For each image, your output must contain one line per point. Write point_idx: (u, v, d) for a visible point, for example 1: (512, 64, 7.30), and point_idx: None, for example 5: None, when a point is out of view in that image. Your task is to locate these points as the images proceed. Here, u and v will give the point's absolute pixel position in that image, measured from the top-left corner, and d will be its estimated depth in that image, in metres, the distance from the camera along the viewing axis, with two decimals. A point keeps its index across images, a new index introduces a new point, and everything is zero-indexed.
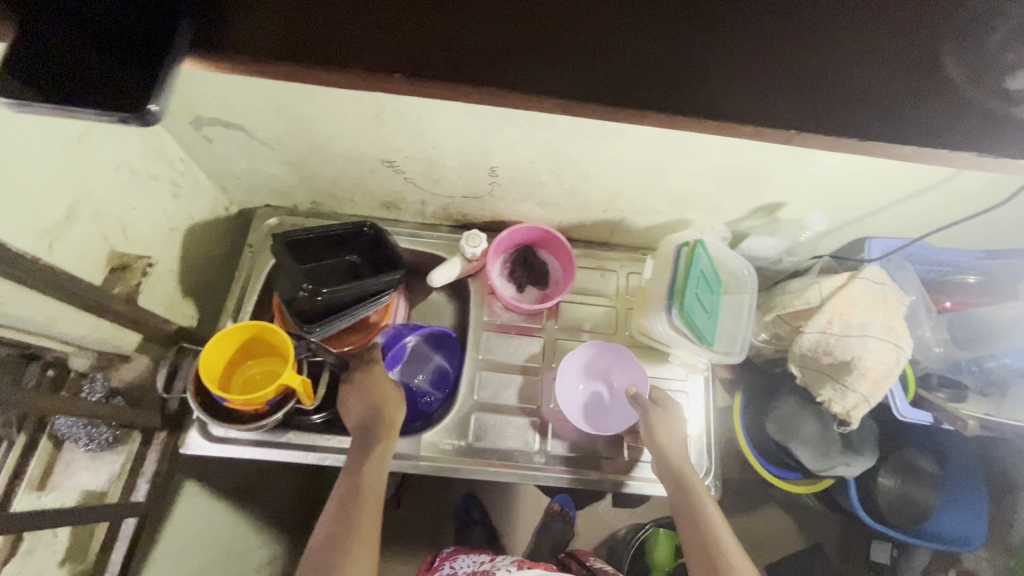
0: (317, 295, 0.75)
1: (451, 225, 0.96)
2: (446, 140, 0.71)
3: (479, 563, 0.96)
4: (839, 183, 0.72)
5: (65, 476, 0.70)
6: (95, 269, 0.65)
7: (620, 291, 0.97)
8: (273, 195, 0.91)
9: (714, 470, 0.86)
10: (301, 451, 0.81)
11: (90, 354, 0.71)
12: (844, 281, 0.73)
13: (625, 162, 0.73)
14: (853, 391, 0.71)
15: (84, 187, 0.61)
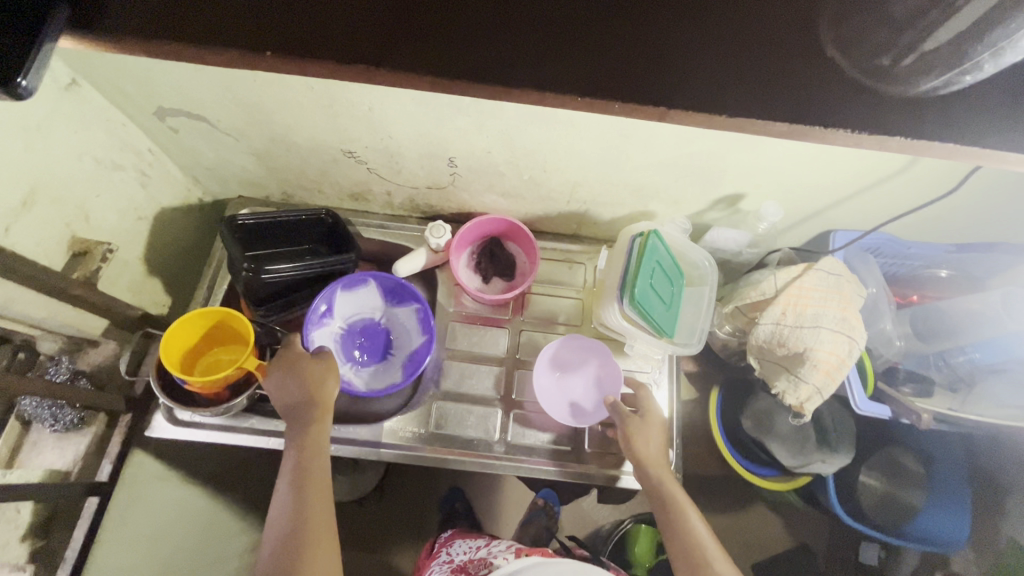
0: (255, 273, 0.78)
1: (420, 216, 0.97)
2: (401, 130, 0.73)
3: (475, 549, 0.94)
4: (795, 172, 0.72)
5: (31, 455, 0.73)
6: (55, 254, 0.67)
7: (588, 283, 0.97)
8: (245, 186, 0.93)
9: (677, 462, 0.86)
10: (263, 436, 0.82)
11: (58, 339, 0.74)
12: (800, 272, 0.73)
13: (579, 152, 0.74)
14: (806, 382, 0.70)
15: (42, 175, 0.63)
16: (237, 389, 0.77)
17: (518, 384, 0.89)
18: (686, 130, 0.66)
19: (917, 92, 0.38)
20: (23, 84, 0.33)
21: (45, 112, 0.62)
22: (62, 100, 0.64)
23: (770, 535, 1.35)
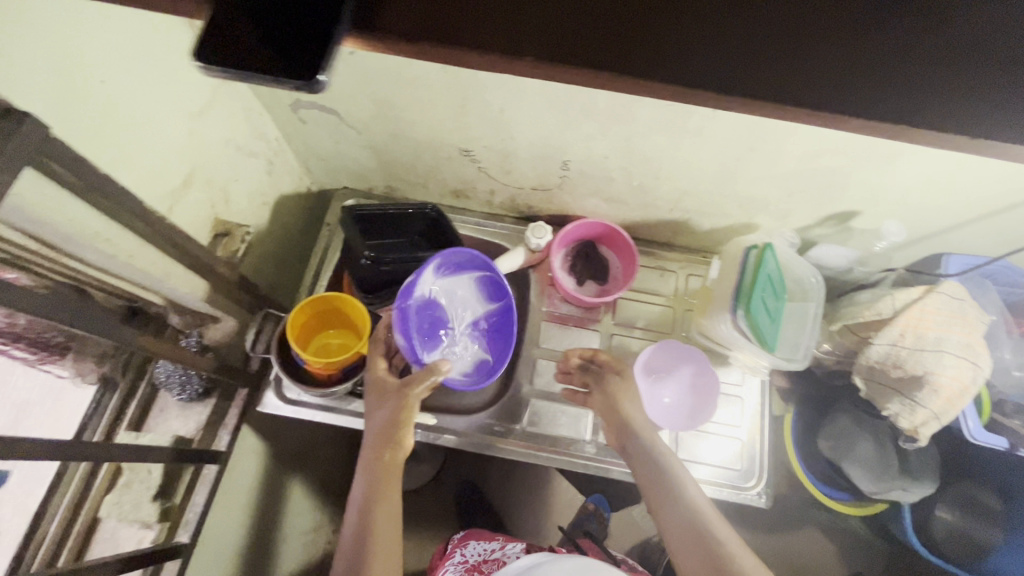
0: (376, 261, 0.83)
1: (516, 216, 0.99)
2: (524, 132, 0.74)
3: (490, 551, 0.93)
4: (921, 193, 0.71)
5: (158, 421, 0.79)
6: (202, 234, 0.71)
7: (678, 292, 0.97)
8: (352, 177, 0.96)
9: (767, 475, 0.86)
10: (366, 420, 0.84)
11: (184, 313, 0.78)
12: (920, 294, 0.71)
13: (698, 162, 0.74)
14: (923, 407, 0.69)
15: (198, 159, 0.67)
16: (351, 373, 0.81)
17: None
18: (817, 144, 0.66)
19: None
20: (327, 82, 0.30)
21: (205, 99, 0.66)
22: (218, 91, 0.68)
23: (824, 557, 1.33)
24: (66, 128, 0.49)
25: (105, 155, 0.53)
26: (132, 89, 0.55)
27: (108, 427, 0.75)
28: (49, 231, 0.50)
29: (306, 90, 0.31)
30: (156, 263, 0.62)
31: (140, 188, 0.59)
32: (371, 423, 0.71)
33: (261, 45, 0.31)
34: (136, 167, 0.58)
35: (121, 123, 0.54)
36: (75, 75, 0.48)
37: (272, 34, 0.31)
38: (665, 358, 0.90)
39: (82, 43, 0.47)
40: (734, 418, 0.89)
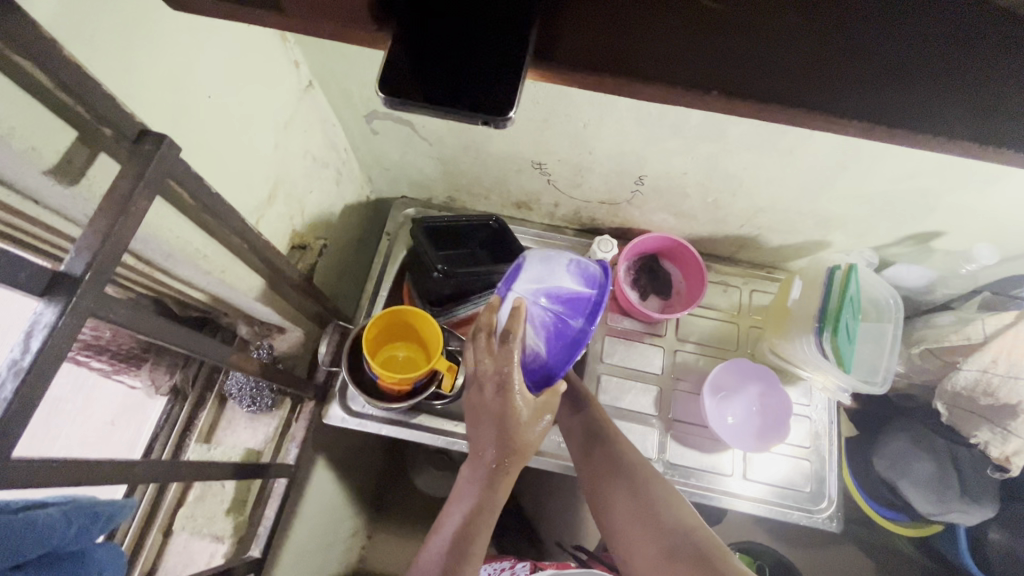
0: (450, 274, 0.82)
1: (576, 228, 0.98)
2: (604, 147, 0.73)
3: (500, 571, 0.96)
4: (1015, 217, 0.69)
5: (227, 433, 0.78)
6: (281, 245, 0.71)
7: (741, 308, 0.95)
8: (413, 187, 0.95)
9: (838, 499, 0.84)
10: (432, 433, 0.84)
11: (251, 322, 0.77)
12: (1012, 319, 0.69)
13: (782, 180, 0.73)
14: (1017, 436, 0.68)
15: (281, 171, 0.67)
16: (422, 387, 0.80)
17: (673, 403, 0.89)
18: (914, 166, 0.64)
19: None
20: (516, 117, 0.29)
21: (290, 110, 0.65)
22: (301, 101, 0.67)
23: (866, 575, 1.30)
24: (182, 143, 0.48)
25: (209, 169, 0.53)
26: (234, 102, 0.54)
27: (177, 440, 0.74)
28: (154, 247, 0.49)
29: (492, 125, 0.30)
30: (244, 278, 0.62)
31: (235, 202, 0.58)
32: (489, 439, 0.66)
33: (424, 80, 0.31)
34: (232, 180, 0.57)
35: (224, 137, 0.54)
36: (191, 89, 0.47)
37: (440, 63, 0.30)
38: (734, 379, 0.88)
39: (197, 57, 0.47)
40: (803, 439, 0.87)
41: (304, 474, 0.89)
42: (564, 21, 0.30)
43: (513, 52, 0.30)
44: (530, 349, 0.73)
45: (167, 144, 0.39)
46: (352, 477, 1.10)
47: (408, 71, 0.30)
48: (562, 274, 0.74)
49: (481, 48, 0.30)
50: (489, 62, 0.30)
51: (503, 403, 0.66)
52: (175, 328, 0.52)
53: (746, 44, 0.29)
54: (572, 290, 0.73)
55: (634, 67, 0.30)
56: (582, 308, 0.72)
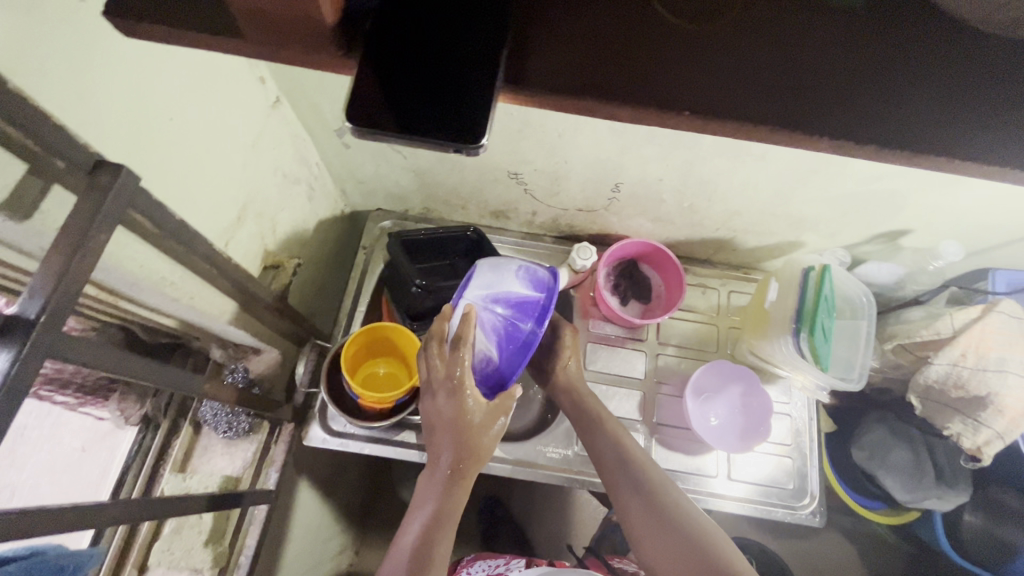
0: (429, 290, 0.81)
1: (555, 235, 0.98)
2: (580, 156, 0.73)
3: (494, 567, 0.97)
4: (977, 215, 0.71)
5: (202, 461, 0.75)
6: (253, 266, 0.69)
7: (720, 309, 0.96)
8: (388, 199, 0.94)
9: (819, 495, 0.86)
10: (416, 450, 0.82)
11: (225, 346, 0.74)
12: (978, 314, 0.71)
13: (755, 184, 0.73)
14: (987, 427, 0.70)
15: (251, 191, 0.65)
16: (404, 404, 0.79)
17: (657, 407, 0.90)
18: (881, 168, 0.66)
19: None
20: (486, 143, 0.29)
21: (257, 128, 0.64)
22: (269, 118, 0.65)
23: (844, 562, 1.33)
24: (143, 170, 0.46)
25: (173, 194, 0.51)
26: (199, 124, 0.52)
27: (150, 472, 0.71)
28: (117, 278, 0.47)
29: (463, 154, 0.29)
30: (215, 302, 0.60)
31: (200, 224, 0.56)
32: (445, 445, 0.66)
33: (393, 107, 0.30)
34: (198, 204, 0.55)
35: (188, 161, 0.52)
36: (150, 114, 0.46)
37: (411, 90, 0.30)
38: (716, 379, 0.89)
39: (156, 80, 0.45)
40: (784, 438, 0.88)
41: (285, 496, 0.87)
42: (535, 50, 0.30)
43: (487, 81, 0.30)
44: (481, 354, 0.70)
45: (126, 174, 0.37)
46: (336, 495, 1.07)
47: (375, 103, 0.30)
48: (511, 278, 0.73)
49: (454, 78, 0.30)
50: (459, 89, 0.30)
51: (457, 408, 0.66)
52: (139, 360, 0.49)
53: (707, 75, 0.30)
54: (520, 293, 0.72)
55: (607, 90, 0.29)
56: (531, 312, 0.71)
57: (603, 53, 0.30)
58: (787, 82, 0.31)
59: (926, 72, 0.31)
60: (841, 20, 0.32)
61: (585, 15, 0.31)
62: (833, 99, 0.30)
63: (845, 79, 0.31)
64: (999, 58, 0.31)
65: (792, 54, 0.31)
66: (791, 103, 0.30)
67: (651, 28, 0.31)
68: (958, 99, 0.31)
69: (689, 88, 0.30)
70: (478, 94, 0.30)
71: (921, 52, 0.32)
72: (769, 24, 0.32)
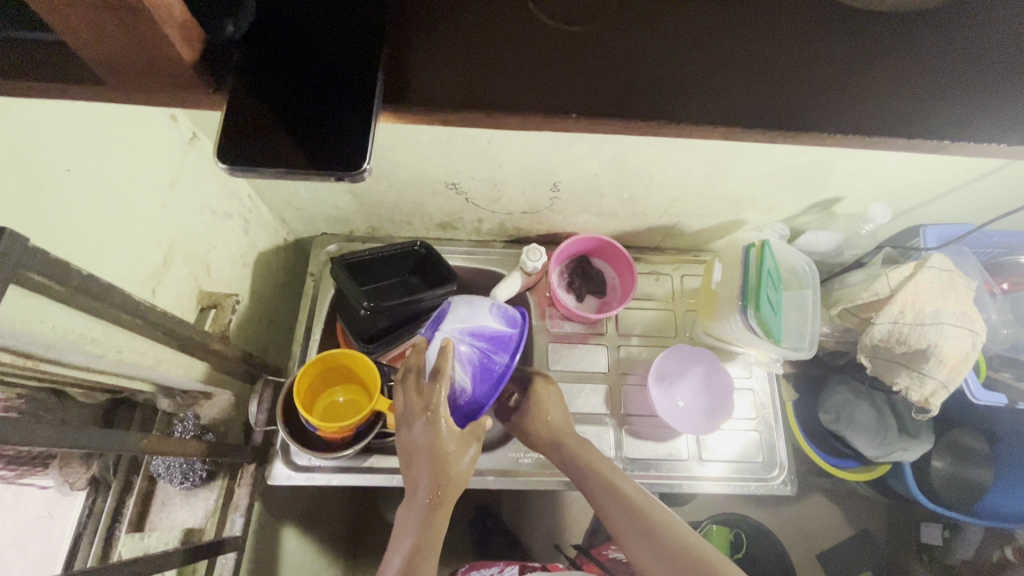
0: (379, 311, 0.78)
1: (505, 240, 0.98)
2: (514, 160, 0.73)
3: None
4: (899, 177, 0.74)
5: (162, 516, 0.72)
6: (189, 310, 0.66)
7: (675, 294, 0.98)
8: (331, 223, 0.92)
9: (788, 464, 0.88)
10: (385, 475, 0.82)
11: (172, 395, 0.72)
12: (911, 271, 0.75)
13: (688, 169, 0.74)
14: (931, 378, 0.72)
15: (175, 233, 0.62)
16: (366, 429, 0.77)
17: (624, 399, 0.90)
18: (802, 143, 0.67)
19: None
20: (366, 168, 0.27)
21: (175, 167, 0.61)
22: (187, 154, 0.63)
23: (829, 522, 1.37)
24: (38, 228, 0.44)
25: (79, 250, 0.48)
26: (101, 173, 0.50)
27: (106, 534, 0.68)
28: (29, 341, 0.45)
29: (347, 181, 0.28)
30: (149, 352, 0.57)
31: (119, 276, 0.53)
32: (423, 474, 0.64)
33: (280, 132, 0.29)
34: (113, 255, 0.53)
35: (92, 211, 0.49)
36: (38, 168, 0.43)
37: (293, 114, 0.29)
38: (676, 363, 0.90)
39: (37, 131, 0.43)
40: (749, 412, 0.90)
41: (260, 539, 0.84)
42: (411, 69, 0.30)
43: (360, 107, 0.29)
44: (457, 385, 0.76)
45: (9, 237, 0.35)
46: (318, 529, 1.05)
47: (253, 131, 0.28)
48: (485, 314, 0.79)
49: (334, 97, 0.29)
50: (334, 112, 0.29)
51: (433, 437, 0.66)
52: (66, 425, 0.47)
53: (585, 81, 0.31)
54: (494, 329, 0.79)
55: (487, 100, 0.30)
56: (504, 346, 0.79)
57: (480, 66, 0.30)
58: (659, 78, 0.31)
59: (795, 57, 0.33)
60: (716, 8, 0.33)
61: (464, 22, 0.31)
62: (708, 90, 0.31)
63: (721, 65, 0.32)
64: (857, 38, 0.33)
65: (674, 45, 0.32)
66: (667, 99, 0.31)
67: (531, 30, 0.31)
68: (825, 81, 0.32)
69: (570, 94, 0.30)
70: (354, 115, 0.28)
71: (790, 35, 0.33)
72: (647, 16, 0.32)
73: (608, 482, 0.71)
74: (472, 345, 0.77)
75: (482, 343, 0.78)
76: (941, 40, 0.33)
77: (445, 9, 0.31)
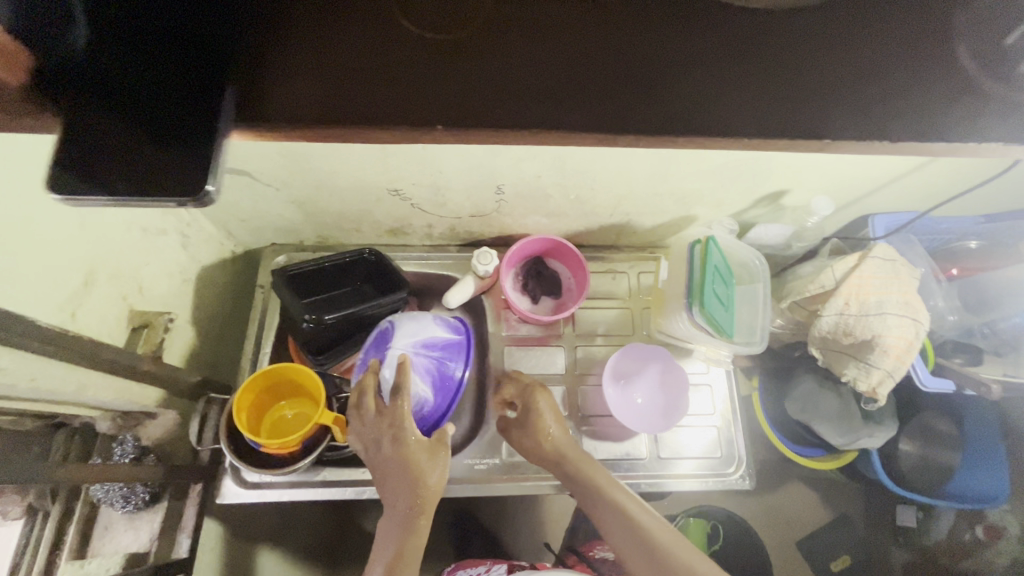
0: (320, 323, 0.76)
1: (459, 244, 0.97)
2: (452, 165, 0.71)
3: None
4: (842, 171, 0.73)
5: (104, 542, 0.70)
6: (118, 332, 0.65)
7: (632, 292, 0.97)
8: (279, 233, 0.90)
9: (746, 458, 0.88)
10: (338, 488, 0.80)
11: (112, 416, 0.70)
12: (855, 262, 0.74)
13: (630, 169, 0.73)
14: (877, 368, 0.72)
15: (97, 253, 0.60)
16: (313, 443, 0.76)
17: (583, 400, 0.90)
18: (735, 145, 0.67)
19: None
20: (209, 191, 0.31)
21: None
22: None
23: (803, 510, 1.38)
24: None
25: None
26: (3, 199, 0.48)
27: (45, 564, 0.64)
28: None
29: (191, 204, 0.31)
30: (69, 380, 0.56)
31: (29, 303, 0.52)
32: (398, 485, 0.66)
33: (124, 156, 0.32)
34: (21, 282, 0.51)
35: None
36: None
37: (139, 139, 0.32)
38: (630, 362, 0.90)
39: None
40: (708, 408, 0.90)
41: (213, 558, 0.83)
42: (266, 94, 0.34)
43: (205, 132, 0.32)
44: (418, 397, 0.74)
45: None
46: (282, 542, 1.04)
47: (88, 150, 0.32)
48: (432, 324, 0.78)
49: (179, 124, 0.33)
50: (178, 140, 0.32)
51: (400, 451, 0.67)
52: None
53: (431, 92, 0.35)
54: (444, 337, 0.78)
55: (342, 111, 0.34)
56: (457, 351, 0.78)
57: (340, 82, 0.34)
58: (506, 87, 0.35)
59: (651, 75, 0.36)
60: (573, 25, 0.36)
61: (338, 42, 0.35)
62: (550, 97, 0.35)
63: (568, 78, 0.35)
64: (708, 53, 0.36)
65: (536, 51, 0.36)
66: (518, 103, 0.35)
67: (390, 38, 0.35)
68: (669, 90, 0.36)
69: (427, 101, 0.34)
70: (198, 143, 0.32)
71: (648, 51, 0.36)
72: (511, 25, 0.36)
73: (603, 490, 0.71)
74: (427, 354, 0.76)
75: (437, 352, 0.77)
76: (778, 64, 0.37)
77: (318, 30, 0.35)
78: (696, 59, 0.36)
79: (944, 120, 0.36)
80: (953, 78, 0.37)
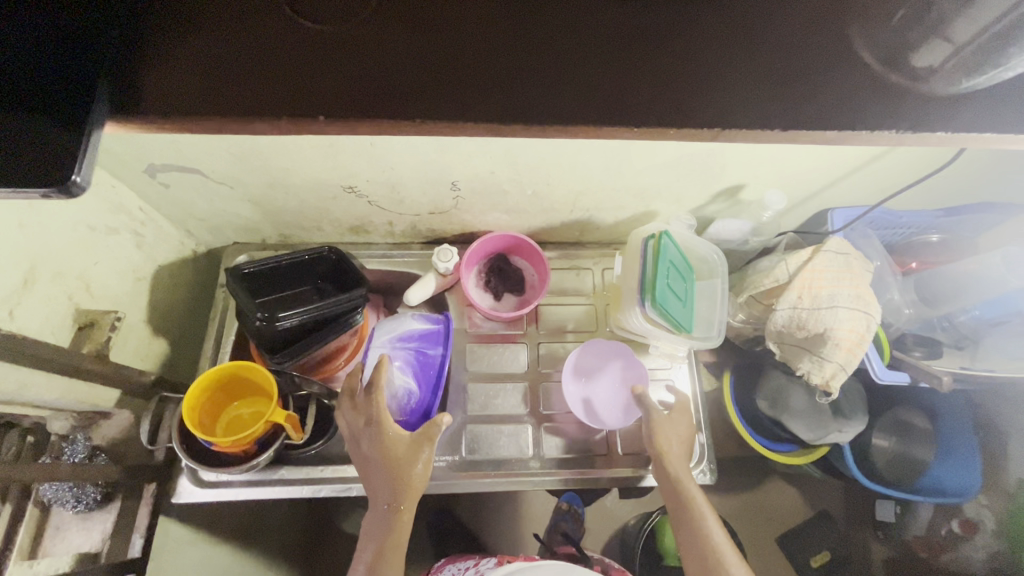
0: (273, 320, 0.76)
1: (423, 241, 0.97)
2: (403, 162, 0.71)
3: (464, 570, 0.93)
4: (793, 165, 0.73)
5: (55, 542, 0.69)
6: (62, 331, 0.65)
7: (597, 287, 0.97)
8: (239, 232, 0.90)
9: (708, 453, 0.88)
10: (296, 486, 0.80)
11: (68, 415, 0.71)
12: (809, 255, 0.74)
13: (582, 164, 0.73)
14: (830, 361, 0.73)
15: (38, 251, 0.60)
16: (268, 441, 0.76)
17: (546, 396, 0.90)
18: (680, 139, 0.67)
19: (907, 88, 0.41)
20: (75, 178, 0.34)
21: None
22: None
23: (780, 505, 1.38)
24: None
25: None
26: None
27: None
28: None
29: (59, 193, 0.34)
30: None
31: None
32: (379, 481, 0.66)
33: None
34: None
35: None
36: None
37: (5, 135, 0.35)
38: (597, 357, 0.89)
39: None
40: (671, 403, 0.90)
41: None
42: (151, 91, 0.39)
43: (71, 125, 0.35)
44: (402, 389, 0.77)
45: None
46: None
47: None
48: (411, 318, 0.82)
49: (46, 118, 0.35)
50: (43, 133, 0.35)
51: (380, 448, 0.67)
52: None
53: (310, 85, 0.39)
54: (422, 328, 0.82)
55: (223, 102, 0.38)
56: (436, 340, 0.82)
57: (235, 77, 0.39)
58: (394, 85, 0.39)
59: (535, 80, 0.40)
60: (468, 31, 0.41)
61: (233, 42, 0.40)
62: (427, 90, 0.39)
63: (458, 80, 0.40)
64: (580, 68, 0.40)
65: (422, 56, 0.40)
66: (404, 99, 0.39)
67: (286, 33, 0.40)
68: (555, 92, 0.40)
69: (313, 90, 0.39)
70: (65, 134, 0.35)
71: (530, 63, 0.40)
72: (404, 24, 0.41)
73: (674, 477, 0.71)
74: (407, 346, 0.80)
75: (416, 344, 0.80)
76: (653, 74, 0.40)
77: (215, 31, 0.40)
78: (578, 68, 0.40)
79: (810, 120, 0.40)
80: (817, 83, 0.41)
